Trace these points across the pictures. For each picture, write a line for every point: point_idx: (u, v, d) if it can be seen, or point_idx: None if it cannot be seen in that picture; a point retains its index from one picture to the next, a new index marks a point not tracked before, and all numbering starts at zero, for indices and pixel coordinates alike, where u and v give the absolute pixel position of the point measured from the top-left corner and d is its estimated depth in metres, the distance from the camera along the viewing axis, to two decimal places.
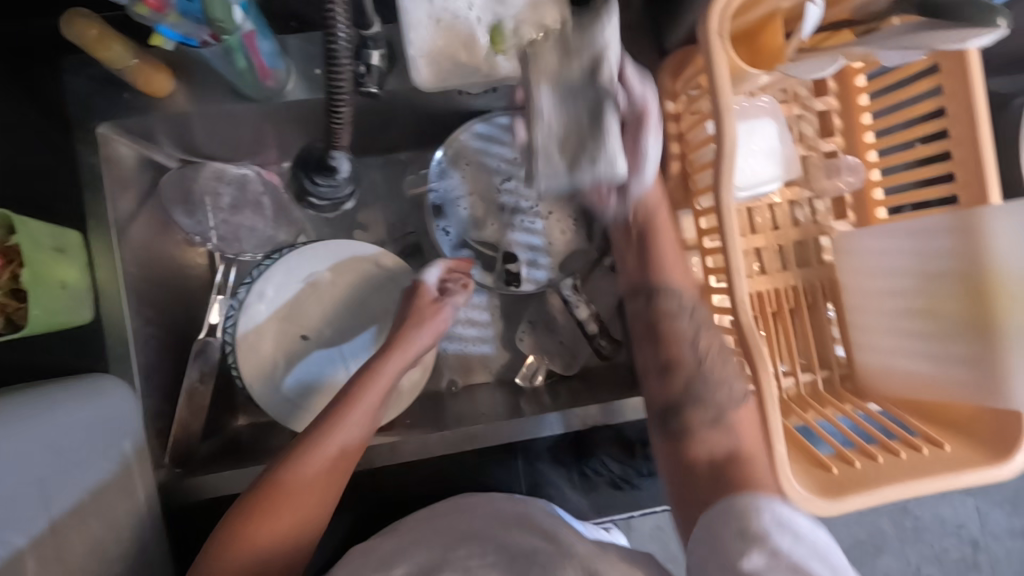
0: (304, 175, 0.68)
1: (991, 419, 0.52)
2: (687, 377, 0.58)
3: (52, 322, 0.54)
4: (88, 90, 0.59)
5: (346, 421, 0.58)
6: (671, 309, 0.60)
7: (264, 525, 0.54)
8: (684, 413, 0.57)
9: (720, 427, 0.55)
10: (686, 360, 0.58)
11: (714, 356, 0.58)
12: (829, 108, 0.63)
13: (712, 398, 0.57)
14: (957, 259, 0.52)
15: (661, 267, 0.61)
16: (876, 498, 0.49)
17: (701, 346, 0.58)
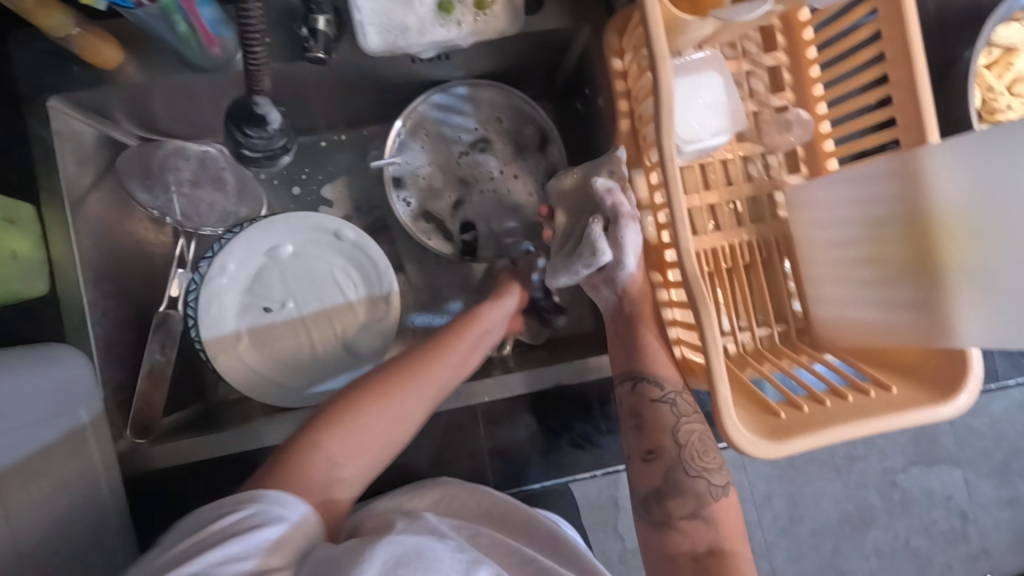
0: (228, 123, 0.59)
1: (939, 360, 0.52)
2: (666, 467, 0.58)
3: (3, 291, 0.54)
4: (37, 63, 0.59)
5: (433, 374, 0.60)
6: (680, 440, 0.58)
7: (342, 449, 0.54)
8: (667, 502, 0.57)
9: (696, 522, 0.56)
10: (667, 447, 0.58)
11: (694, 422, 0.59)
12: (778, 63, 0.64)
13: (689, 487, 0.57)
14: (899, 202, 0.52)
15: (652, 359, 0.61)
16: (822, 440, 0.49)
17: (683, 434, 0.58)
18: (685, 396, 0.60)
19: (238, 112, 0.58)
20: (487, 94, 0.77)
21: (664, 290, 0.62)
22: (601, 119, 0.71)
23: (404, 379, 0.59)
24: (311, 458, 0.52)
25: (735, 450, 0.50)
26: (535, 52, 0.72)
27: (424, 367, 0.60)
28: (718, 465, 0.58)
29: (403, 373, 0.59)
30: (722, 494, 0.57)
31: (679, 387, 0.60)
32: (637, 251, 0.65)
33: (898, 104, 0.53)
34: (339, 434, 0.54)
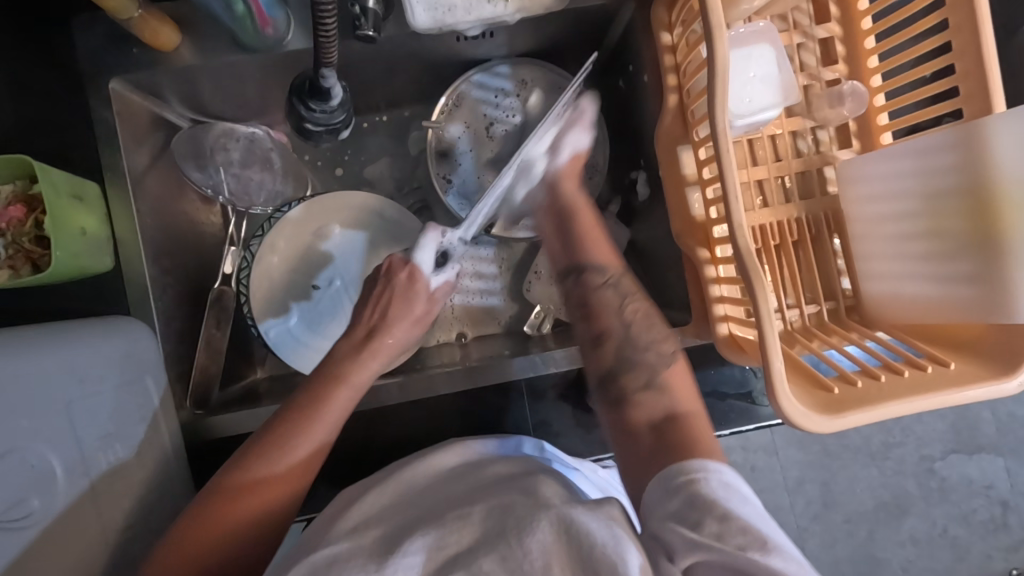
0: (292, 98, 0.61)
1: (1002, 338, 0.51)
2: (616, 345, 0.61)
3: (75, 266, 0.56)
4: (99, 47, 0.61)
5: (332, 409, 0.57)
6: (629, 318, 0.63)
7: (252, 500, 0.52)
8: (621, 379, 0.59)
9: (651, 391, 0.57)
10: (614, 327, 0.62)
11: (635, 301, 0.64)
12: (830, 35, 0.62)
13: (642, 358, 0.60)
14: (960, 173, 0.51)
15: (586, 245, 0.68)
16: (877, 414, 0.49)
17: (627, 312, 0.63)
18: (624, 276, 0.66)
19: (303, 86, 0.60)
20: (529, 73, 0.77)
21: (712, 266, 0.61)
22: (644, 96, 0.70)
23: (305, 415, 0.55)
24: (224, 511, 0.52)
25: (787, 423, 0.50)
26: (578, 28, 0.72)
27: (328, 399, 0.57)
28: (665, 335, 0.62)
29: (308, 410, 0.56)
30: (671, 362, 0.59)
31: (619, 269, 0.66)
32: (681, 229, 0.64)
33: (960, 72, 0.52)
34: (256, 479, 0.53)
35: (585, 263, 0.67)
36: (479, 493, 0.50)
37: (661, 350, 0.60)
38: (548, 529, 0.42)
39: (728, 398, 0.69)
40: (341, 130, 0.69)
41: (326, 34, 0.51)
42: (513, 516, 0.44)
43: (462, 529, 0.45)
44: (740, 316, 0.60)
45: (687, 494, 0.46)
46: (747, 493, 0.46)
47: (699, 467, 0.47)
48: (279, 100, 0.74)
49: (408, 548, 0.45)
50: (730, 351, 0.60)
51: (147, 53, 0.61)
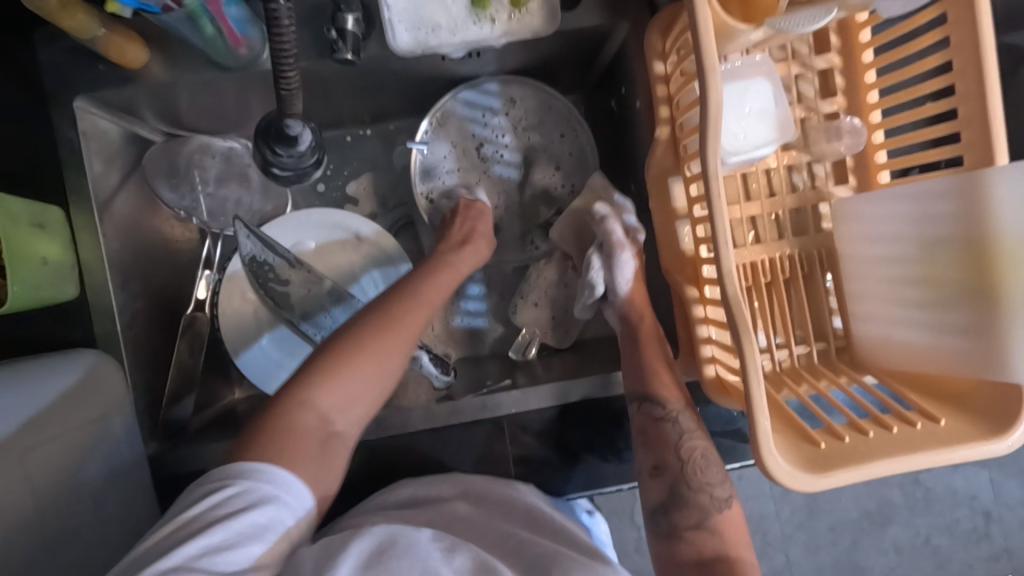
0: (258, 141, 0.56)
1: (992, 391, 0.50)
2: (671, 482, 0.59)
3: (35, 298, 0.54)
4: (62, 62, 0.58)
5: (385, 347, 0.59)
6: (686, 457, 0.59)
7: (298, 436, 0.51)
8: (674, 514, 0.58)
9: (704, 533, 0.57)
10: (671, 463, 0.59)
11: (696, 440, 0.60)
12: (830, 66, 0.59)
13: (696, 499, 0.58)
14: (961, 224, 0.49)
15: (655, 377, 0.62)
16: (865, 474, 0.47)
17: (686, 450, 0.59)
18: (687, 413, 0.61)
19: (269, 129, 0.56)
20: (519, 92, 0.74)
21: (700, 305, 0.60)
22: (637, 122, 0.67)
23: (359, 346, 0.57)
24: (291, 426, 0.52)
25: (770, 480, 0.48)
26: (571, 47, 0.69)
27: (372, 340, 0.58)
28: (721, 477, 0.59)
29: (356, 353, 0.57)
30: (726, 504, 0.58)
31: (681, 404, 0.61)
32: (670, 263, 0.62)
33: (963, 119, 0.50)
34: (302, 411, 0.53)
35: (664, 398, 0.61)
36: (522, 537, 0.54)
37: (714, 493, 0.58)
38: None
39: (716, 435, 0.66)
40: (311, 176, 0.64)
41: (288, 85, 0.49)
42: None
43: (507, 571, 0.49)
44: (728, 358, 0.59)
45: None
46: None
47: None
48: (256, 114, 0.71)
49: (456, 566, 0.47)
50: (717, 393, 0.58)
51: (114, 70, 0.58)
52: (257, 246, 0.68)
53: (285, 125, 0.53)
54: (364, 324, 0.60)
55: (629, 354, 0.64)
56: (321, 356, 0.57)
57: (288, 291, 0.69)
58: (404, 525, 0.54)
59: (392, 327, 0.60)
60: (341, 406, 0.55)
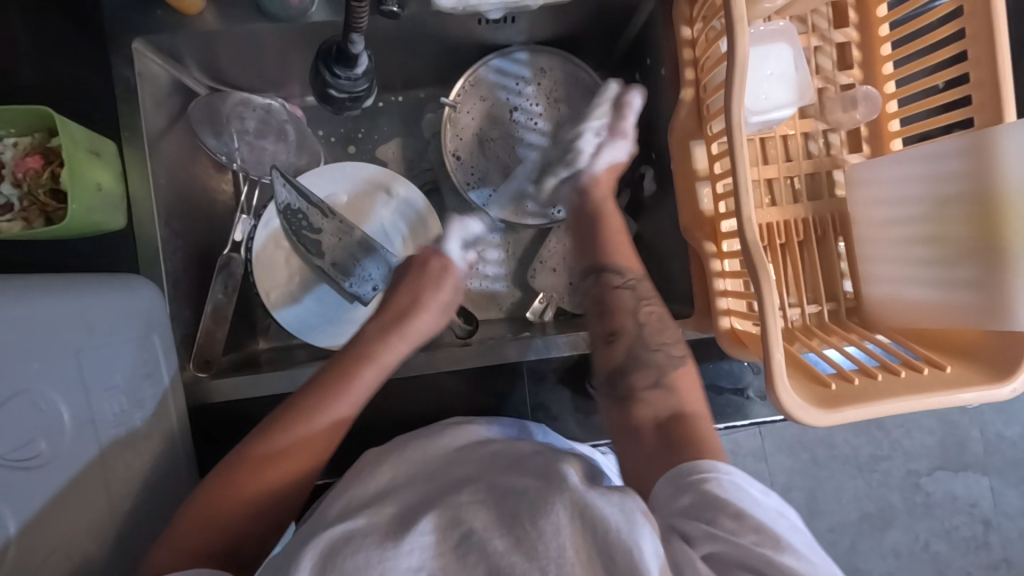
0: (319, 63, 0.62)
1: (995, 342, 0.53)
2: (628, 342, 0.63)
3: (88, 221, 0.57)
4: (123, 5, 0.61)
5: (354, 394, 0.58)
6: (642, 320, 0.64)
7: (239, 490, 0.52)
8: (629, 374, 0.61)
9: (658, 390, 0.59)
10: (628, 327, 0.63)
11: (651, 304, 0.65)
12: (847, 40, 0.63)
13: (651, 360, 0.61)
14: (968, 181, 0.52)
15: (612, 251, 0.69)
16: (872, 410, 0.50)
17: (643, 314, 0.64)
18: (646, 307, 0.65)
19: (330, 52, 0.60)
20: (548, 62, 0.77)
21: (717, 260, 0.62)
22: (661, 91, 0.70)
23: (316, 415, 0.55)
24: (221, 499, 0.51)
25: (782, 413, 0.50)
26: (599, 19, 0.72)
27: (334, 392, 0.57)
28: (676, 339, 0.63)
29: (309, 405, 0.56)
30: (680, 364, 0.61)
31: (639, 275, 0.68)
32: (689, 222, 0.65)
33: (974, 83, 0.53)
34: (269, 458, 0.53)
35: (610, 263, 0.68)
36: (488, 476, 0.52)
37: (669, 352, 0.62)
38: (561, 513, 0.44)
39: (724, 392, 0.68)
40: (362, 100, 0.69)
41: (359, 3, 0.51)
42: (529, 502, 0.46)
43: (478, 511, 0.47)
44: (742, 310, 0.61)
45: (702, 485, 0.47)
46: (754, 480, 0.48)
47: (704, 466, 0.49)
48: (297, 72, 0.75)
49: (424, 526, 0.46)
50: (732, 345, 0.61)
51: (172, 16, 0.62)
52: (295, 195, 0.72)
53: (349, 46, 0.56)
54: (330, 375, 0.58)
55: (579, 227, 0.72)
56: (288, 404, 0.57)
57: (319, 240, 0.73)
58: (374, 495, 0.53)
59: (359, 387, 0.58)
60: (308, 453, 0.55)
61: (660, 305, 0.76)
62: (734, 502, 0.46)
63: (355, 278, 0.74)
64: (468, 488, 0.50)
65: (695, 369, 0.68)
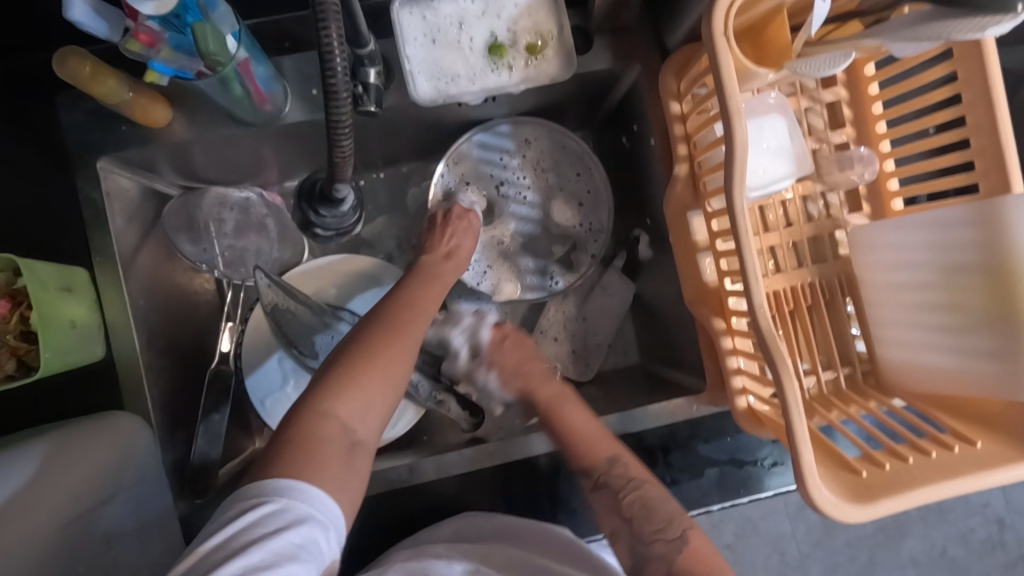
0: (301, 201, 0.60)
1: (1023, 413, 0.51)
2: (626, 543, 0.61)
3: (64, 363, 0.53)
4: (84, 125, 0.58)
5: (409, 327, 0.59)
6: (627, 514, 0.60)
7: (349, 388, 0.53)
8: (646, 572, 0.60)
9: None
10: (620, 527, 0.61)
11: (631, 494, 0.60)
12: (837, 99, 0.62)
13: (654, 552, 0.59)
14: (980, 250, 0.51)
15: (582, 448, 0.61)
16: (906, 502, 0.48)
17: (626, 507, 0.60)
18: (615, 472, 0.60)
19: (313, 190, 0.59)
20: (531, 130, 0.75)
21: (728, 336, 0.61)
22: (650, 157, 0.69)
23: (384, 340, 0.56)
24: (320, 428, 0.51)
25: (817, 513, 0.48)
26: (582, 89, 0.70)
27: (387, 343, 0.56)
28: (666, 521, 0.59)
29: (366, 359, 0.54)
30: (683, 544, 0.58)
31: (605, 466, 0.61)
32: (694, 296, 0.63)
33: (976, 149, 0.51)
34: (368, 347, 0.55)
35: (590, 465, 0.61)
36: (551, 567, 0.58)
37: (666, 538, 0.59)
38: None
39: (745, 464, 0.66)
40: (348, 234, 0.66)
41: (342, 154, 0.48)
42: None
43: None
44: (759, 387, 0.59)
45: None
46: None
47: None
48: (273, 164, 0.72)
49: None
50: (750, 424, 0.59)
51: (137, 130, 0.59)
52: (279, 293, 0.68)
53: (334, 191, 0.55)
54: (373, 329, 0.58)
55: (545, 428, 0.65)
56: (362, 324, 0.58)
57: (313, 341, 0.70)
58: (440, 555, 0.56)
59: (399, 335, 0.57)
60: (356, 419, 0.53)
61: (669, 370, 0.74)
62: None
63: None
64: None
65: (713, 445, 0.65)
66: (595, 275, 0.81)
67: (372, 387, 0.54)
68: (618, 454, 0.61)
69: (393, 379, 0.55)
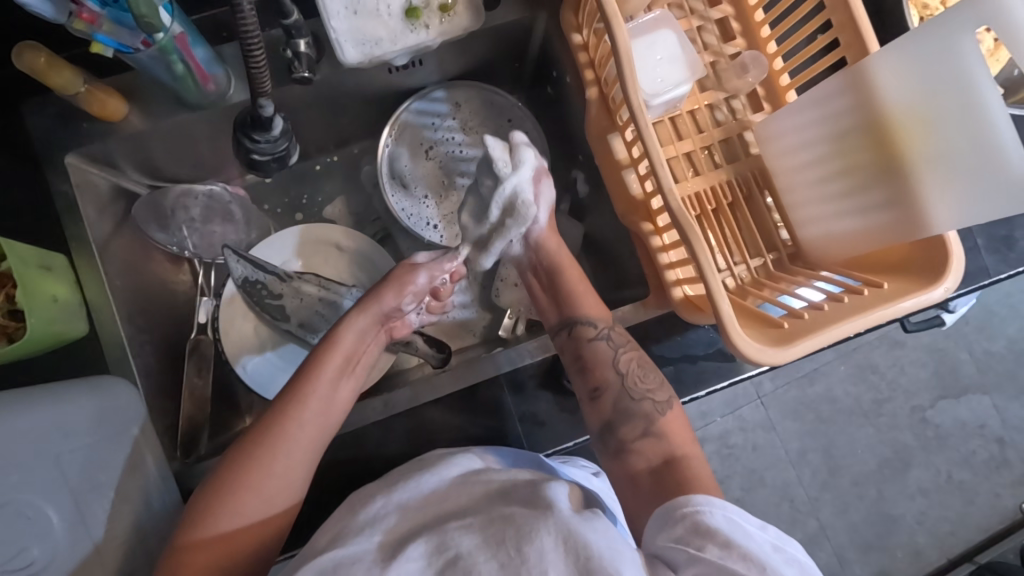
0: (238, 133, 0.63)
1: (923, 249, 0.56)
2: (614, 395, 0.64)
3: (50, 332, 0.58)
4: (51, 125, 0.64)
5: (297, 430, 0.57)
6: (624, 369, 0.65)
7: (227, 509, 0.54)
8: (619, 429, 0.63)
9: (648, 439, 0.62)
10: (609, 381, 0.64)
11: (628, 352, 0.66)
12: (723, 15, 0.69)
13: (633, 445, 0.63)
14: (857, 112, 0.57)
15: (578, 305, 0.69)
16: (824, 338, 0.53)
17: (622, 364, 0.65)
18: (616, 329, 0.67)
19: (245, 119, 0.62)
20: (463, 94, 0.82)
21: (657, 236, 0.65)
22: (572, 96, 0.76)
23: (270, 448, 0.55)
24: (195, 551, 0.52)
25: (745, 361, 0.53)
26: (502, 46, 0.77)
27: (271, 450, 0.56)
28: (659, 383, 0.65)
29: (251, 467, 0.55)
30: (668, 408, 0.64)
31: (610, 322, 0.67)
32: (624, 208, 0.68)
33: (838, 25, 0.58)
34: (242, 502, 0.54)
35: (581, 317, 0.68)
36: (484, 504, 0.53)
37: (656, 399, 0.64)
38: (547, 538, 0.46)
39: (699, 359, 0.69)
40: (290, 160, 0.70)
41: (258, 67, 0.55)
42: (514, 526, 0.47)
43: (466, 535, 0.48)
44: (692, 277, 0.64)
45: (690, 520, 0.51)
46: (749, 514, 0.51)
47: (685, 501, 0.53)
48: (231, 155, 0.78)
49: (409, 553, 0.48)
50: (688, 311, 0.63)
51: (97, 125, 0.65)
52: (250, 268, 0.74)
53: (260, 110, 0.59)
54: (266, 429, 0.57)
55: (550, 297, 0.72)
56: (253, 429, 0.57)
57: (283, 304, 0.76)
58: (372, 517, 0.54)
59: (279, 444, 0.56)
60: (238, 533, 0.54)
61: (621, 293, 0.79)
62: (721, 528, 0.50)
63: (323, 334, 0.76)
64: (461, 514, 0.52)
65: (666, 345, 0.70)
66: None
67: (249, 539, 0.55)
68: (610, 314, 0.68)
69: (284, 482, 0.56)
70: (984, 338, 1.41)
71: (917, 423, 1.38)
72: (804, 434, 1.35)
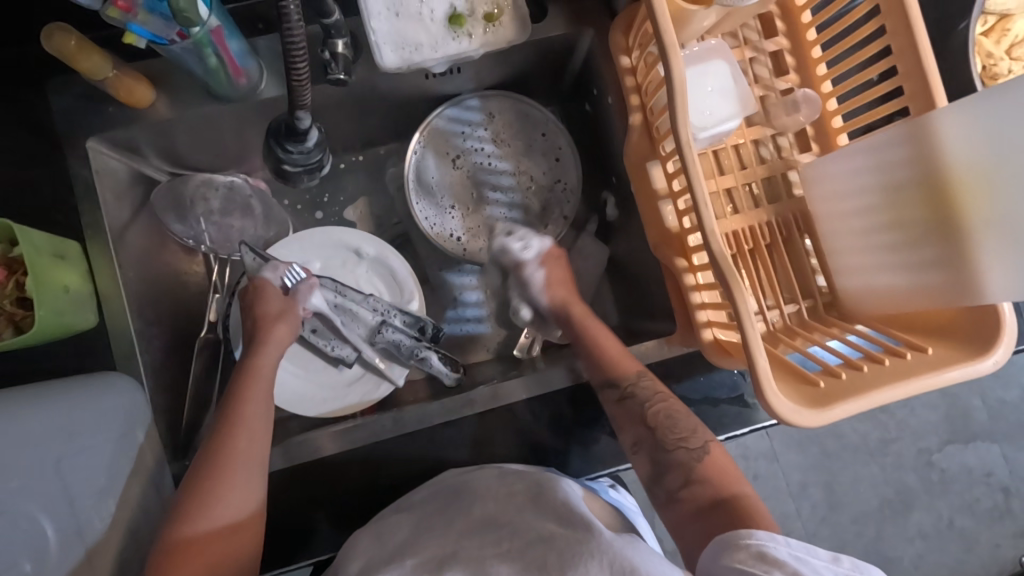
0: (269, 140, 0.61)
1: (972, 315, 0.54)
2: (649, 450, 0.63)
3: (59, 324, 0.56)
4: (76, 107, 0.62)
5: (241, 446, 0.57)
6: (653, 423, 0.63)
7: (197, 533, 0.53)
8: (665, 479, 0.62)
9: (693, 486, 0.61)
10: (643, 435, 0.63)
11: (658, 404, 0.64)
12: (779, 48, 0.66)
13: (674, 459, 0.62)
14: (913, 165, 0.54)
15: (610, 361, 0.66)
16: (863, 403, 0.50)
17: (652, 417, 0.63)
18: (644, 382, 0.64)
19: (279, 129, 0.60)
20: (497, 105, 0.79)
21: (690, 274, 0.63)
22: (611, 118, 0.73)
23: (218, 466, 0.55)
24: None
25: (779, 420, 0.50)
26: (544, 58, 0.75)
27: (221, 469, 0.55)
28: (693, 429, 0.63)
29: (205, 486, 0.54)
30: (705, 453, 0.62)
31: (636, 377, 0.64)
32: (657, 240, 0.65)
33: (903, 72, 0.56)
34: (206, 519, 0.53)
35: (619, 376, 0.64)
36: (519, 523, 0.54)
37: (690, 447, 0.62)
38: (591, 562, 0.48)
39: (721, 402, 0.67)
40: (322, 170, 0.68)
41: (298, 78, 0.52)
42: (557, 551, 0.50)
43: (503, 562, 0.50)
44: (723, 320, 0.61)
45: (754, 550, 0.50)
46: (817, 546, 0.50)
47: (748, 532, 0.52)
48: (255, 148, 0.75)
49: None
50: (718, 355, 0.60)
51: (123, 110, 0.63)
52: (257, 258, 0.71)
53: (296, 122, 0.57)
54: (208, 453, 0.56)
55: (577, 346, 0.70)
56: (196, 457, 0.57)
57: None
58: (397, 549, 0.54)
59: (223, 461, 0.55)
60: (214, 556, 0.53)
61: (644, 323, 0.76)
62: (787, 562, 0.49)
63: (335, 341, 0.74)
64: (491, 536, 0.53)
65: (687, 384, 0.68)
66: (570, 239, 0.85)
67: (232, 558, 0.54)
68: (645, 368, 0.65)
69: (243, 495, 0.55)
70: (1001, 387, 1.38)
71: (924, 467, 1.35)
72: (807, 469, 1.33)
